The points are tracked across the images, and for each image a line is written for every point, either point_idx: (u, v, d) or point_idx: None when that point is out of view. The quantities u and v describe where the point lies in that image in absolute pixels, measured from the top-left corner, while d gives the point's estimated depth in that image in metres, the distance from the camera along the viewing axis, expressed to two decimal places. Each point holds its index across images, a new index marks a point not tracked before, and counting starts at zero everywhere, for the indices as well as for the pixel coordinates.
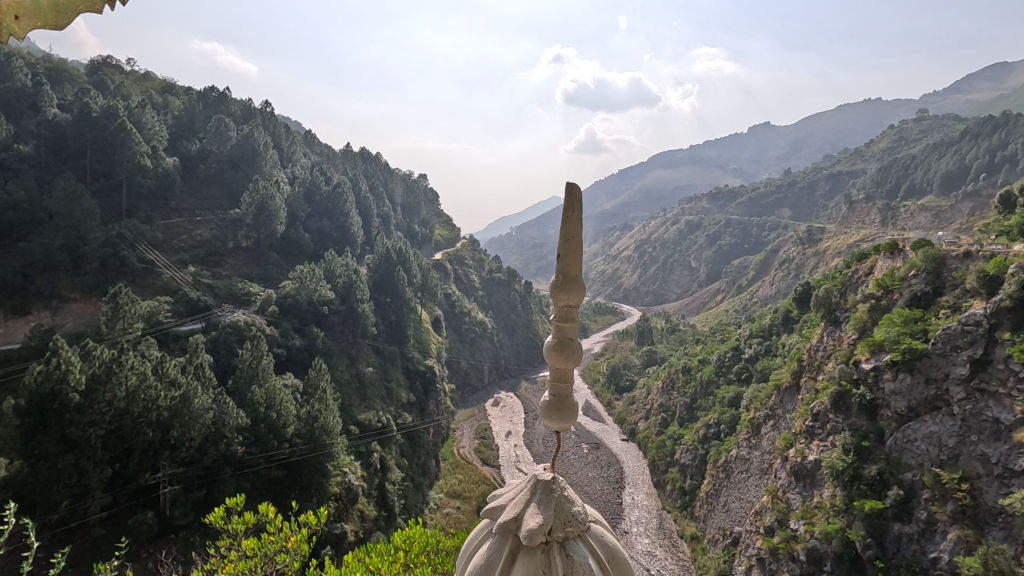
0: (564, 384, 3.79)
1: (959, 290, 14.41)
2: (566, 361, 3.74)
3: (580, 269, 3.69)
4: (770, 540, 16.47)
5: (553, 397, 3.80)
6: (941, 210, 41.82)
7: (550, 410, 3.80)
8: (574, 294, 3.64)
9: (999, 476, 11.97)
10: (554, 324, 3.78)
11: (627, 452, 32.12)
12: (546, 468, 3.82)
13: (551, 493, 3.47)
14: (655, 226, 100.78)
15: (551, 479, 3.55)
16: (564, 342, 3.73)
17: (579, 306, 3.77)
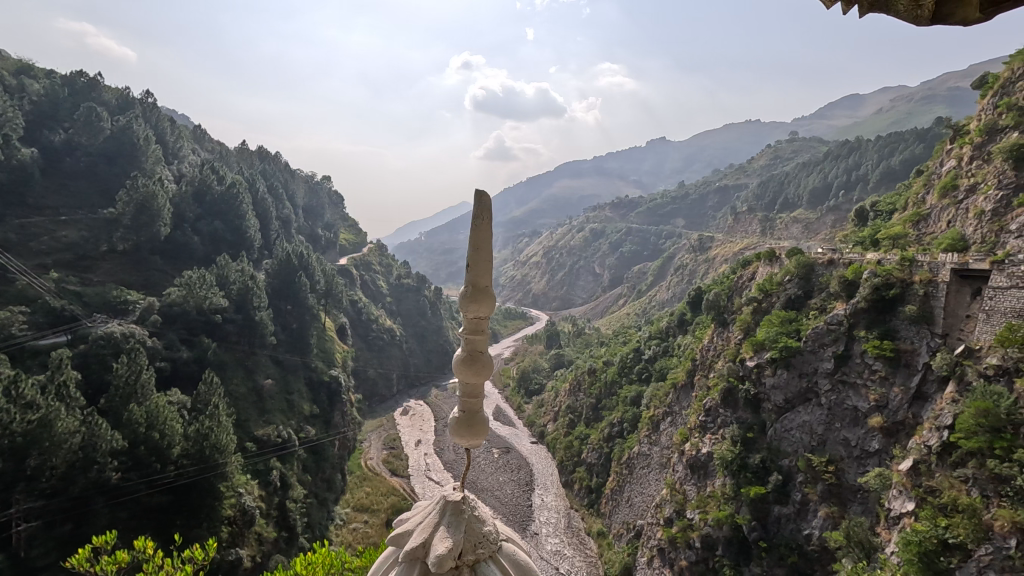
0: (474, 399, 3.72)
1: (824, 294, 16.10)
2: (476, 376, 3.66)
3: (490, 280, 3.65)
4: (669, 530, 17.39)
5: (463, 413, 3.71)
6: (810, 223, 46.92)
7: (459, 427, 3.71)
8: (484, 306, 3.57)
9: (858, 457, 13.59)
10: (464, 337, 3.69)
11: (536, 455, 32.62)
12: (455, 487, 3.74)
13: (461, 514, 3.39)
14: (561, 234, 104.00)
15: (461, 500, 3.47)
16: (474, 355, 3.66)
17: (490, 317, 3.70)
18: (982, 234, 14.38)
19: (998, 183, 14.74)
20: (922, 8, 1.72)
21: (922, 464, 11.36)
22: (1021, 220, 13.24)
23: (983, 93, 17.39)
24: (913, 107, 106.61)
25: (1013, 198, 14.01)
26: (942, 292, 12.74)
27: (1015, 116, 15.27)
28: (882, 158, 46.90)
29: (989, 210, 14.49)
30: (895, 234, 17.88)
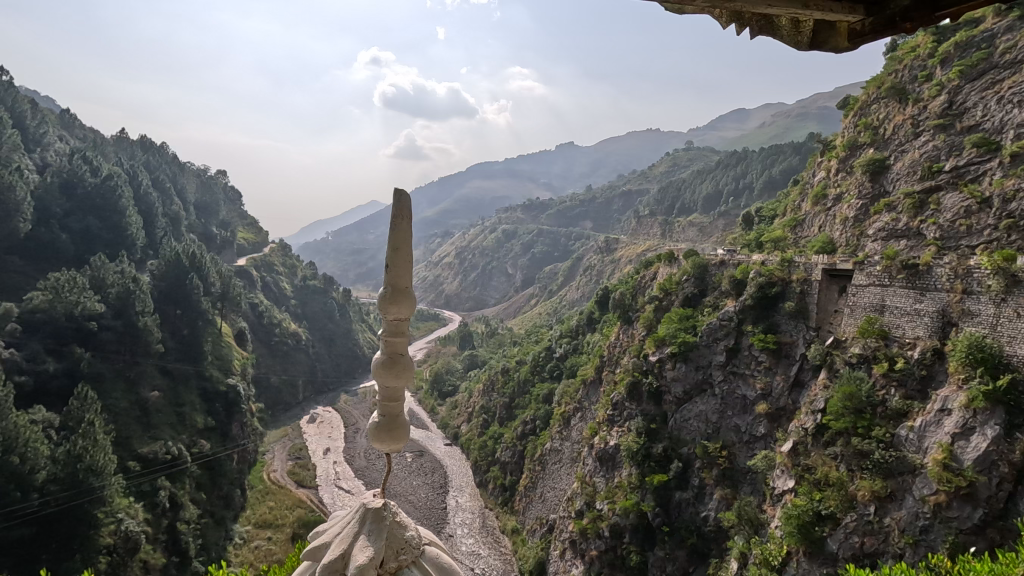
0: (394, 403, 3.60)
1: (717, 292, 17.42)
2: (396, 379, 3.56)
3: (410, 282, 3.60)
4: (580, 522, 17.91)
5: (382, 417, 3.58)
6: (704, 227, 50.54)
7: (379, 432, 3.58)
8: (405, 307, 3.49)
9: (747, 441, 14.84)
10: (384, 339, 3.58)
11: (451, 457, 32.43)
12: (375, 494, 3.62)
13: (382, 521, 3.28)
14: (474, 234, 104.13)
15: (382, 506, 3.36)
16: (394, 358, 3.56)
17: (411, 318, 3.61)
18: (846, 238, 16.26)
19: (858, 193, 16.72)
20: (800, 35, 2.45)
21: (800, 445, 12.56)
22: (876, 226, 15.11)
23: (846, 113, 19.68)
24: (789, 124, 118.34)
25: (870, 207, 15.98)
26: (815, 290, 14.25)
27: (871, 134, 17.41)
28: (765, 168, 51.64)
29: (852, 217, 16.42)
30: (777, 238, 19.74)
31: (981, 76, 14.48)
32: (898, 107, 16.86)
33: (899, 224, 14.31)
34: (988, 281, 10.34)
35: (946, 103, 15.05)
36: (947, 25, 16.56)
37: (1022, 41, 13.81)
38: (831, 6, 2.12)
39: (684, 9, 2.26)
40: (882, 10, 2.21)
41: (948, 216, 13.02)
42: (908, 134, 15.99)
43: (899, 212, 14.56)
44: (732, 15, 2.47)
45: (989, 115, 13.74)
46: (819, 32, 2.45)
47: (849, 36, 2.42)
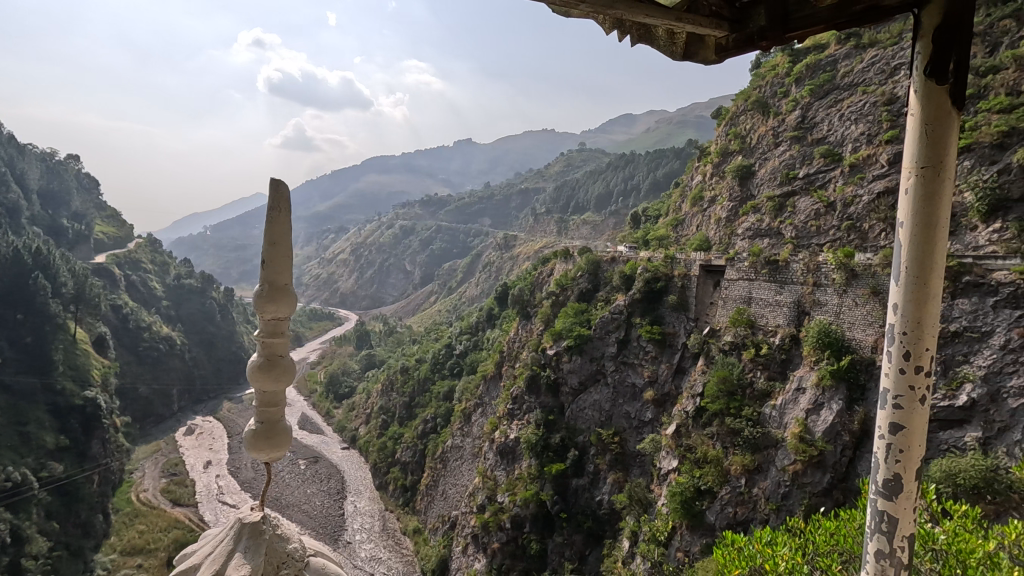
0: (274, 409, 3.24)
1: (608, 288, 18.40)
2: (275, 383, 3.19)
3: (290, 278, 3.24)
4: (482, 516, 18.04)
5: (260, 424, 3.21)
6: (596, 225, 53.02)
7: (256, 442, 3.21)
8: (284, 306, 3.14)
9: (637, 426, 15.83)
10: (259, 341, 3.18)
11: (348, 461, 31.23)
12: (254, 505, 3.36)
13: (260, 536, 3.06)
14: (370, 230, 100.80)
15: (260, 520, 3.13)
16: (273, 361, 3.18)
17: (291, 317, 3.26)
18: (719, 236, 17.84)
19: (729, 195, 18.43)
20: (675, 43, 2.67)
21: (682, 427, 13.60)
22: (744, 226, 16.75)
23: (718, 122, 21.57)
24: (670, 130, 127.38)
25: (739, 208, 17.70)
26: (693, 284, 15.50)
27: (740, 142, 19.22)
28: (649, 170, 55.14)
29: (724, 217, 18.05)
30: (661, 236, 21.22)
31: (827, 94, 16.53)
32: (762, 119, 18.76)
33: (763, 224, 15.99)
34: (833, 275, 11.79)
35: (799, 117, 17.02)
36: (800, 48, 18.69)
37: (857, 67, 16.00)
38: (702, 21, 2.29)
39: (571, 12, 2.32)
40: (744, 27, 2.44)
41: (802, 217, 14.80)
42: (769, 143, 17.87)
43: (762, 213, 16.28)
44: (615, 20, 2.60)
45: (833, 129, 15.71)
46: (690, 43, 2.65)
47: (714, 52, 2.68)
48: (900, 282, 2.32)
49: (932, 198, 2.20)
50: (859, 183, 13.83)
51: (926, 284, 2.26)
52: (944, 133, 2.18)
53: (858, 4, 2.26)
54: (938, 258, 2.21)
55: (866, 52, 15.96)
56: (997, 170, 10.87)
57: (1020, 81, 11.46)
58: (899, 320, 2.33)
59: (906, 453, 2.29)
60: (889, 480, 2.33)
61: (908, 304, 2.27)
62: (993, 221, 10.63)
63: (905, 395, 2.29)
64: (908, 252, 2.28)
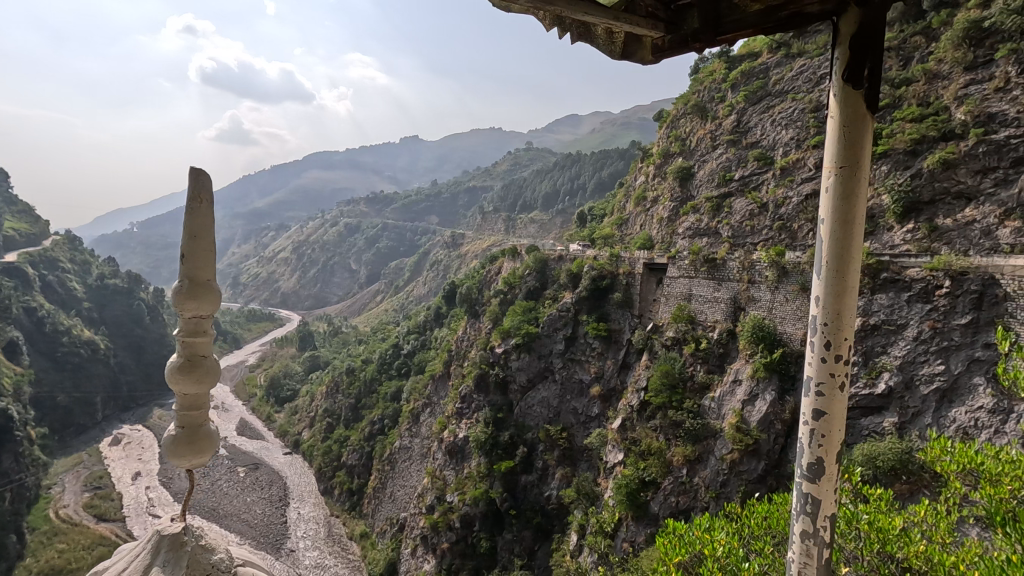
0: (197, 412, 3.04)
1: (555, 286, 18.66)
2: (198, 385, 2.99)
3: (213, 274, 3.06)
4: (431, 517, 17.85)
5: (181, 430, 3.00)
6: (543, 224, 53.55)
7: (176, 449, 3.00)
8: (206, 303, 2.96)
9: (584, 421, 16.13)
10: (179, 340, 2.97)
11: (290, 466, 30.17)
12: (178, 514, 3.15)
13: (182, 548, 2.86)
14: (312, 227, 97.69)
15: (181, 532, 2.94)
16: (194, 361, 2.99)
17: (215, 315, 3.08)
18: (662, 235, 18.44)
19: (671, 196, 19.07)
20: (614, 43, 2.72)
21: (627, 420, 13.95)
22: (685, 225, 17.36)
23: (660, 124, 22.24)
24: (614, 131, 130.34)
25: (680, 208, 18.34)
26: (637, 281, 15.94)
27: (680, 144, 19.89)
28: (595, 170, 56.22)
29: (666, 217, 18.68)
30: (606, 235, 21.69)
31: (760, 101, 17.35)
32: (701, 123, 19.49)
33: (702, 224, 16.66)
34: (766, 272, 12.38)
35: (735, 122, 17.79)
36: (735, 56, 19.54)
37: (787, 75, 16.89)
38: (639, 21, 2.35)
39: (511, 8, 2.32)
40: (679, 30, 2.53)
41: (738, 217, 15.51)
42: (707, 146, 18.59)
43: (702, 213, 16.94)
44: (555, 18, 2.62)
45: (765, 133, 16.51)
46: (629, 44, 2.72)
47: (651, 53, 2.75)
48: (821, 276, 2.45)
49: (849, 197, 2.33)
50: (789, 185, 14.61)
51: (844, 278, 2.40)
52: (860, 135, 2.31)
53: (784, 11, 2.37)
54: (856, 253, 2.35)
55: (796, 62, 16.89)
56: (911, 175, 11.77)
57: (929, 93, 12.44)
58: (820, 313, 2.47)
59: (827, 437, 2.43)
60: (813, 463, 2.47)
61: (828, 297, 2.40)
62: (907, 222, 11.56)
63: (827, 383, 2.42)
64: (827, 247, 2.41)
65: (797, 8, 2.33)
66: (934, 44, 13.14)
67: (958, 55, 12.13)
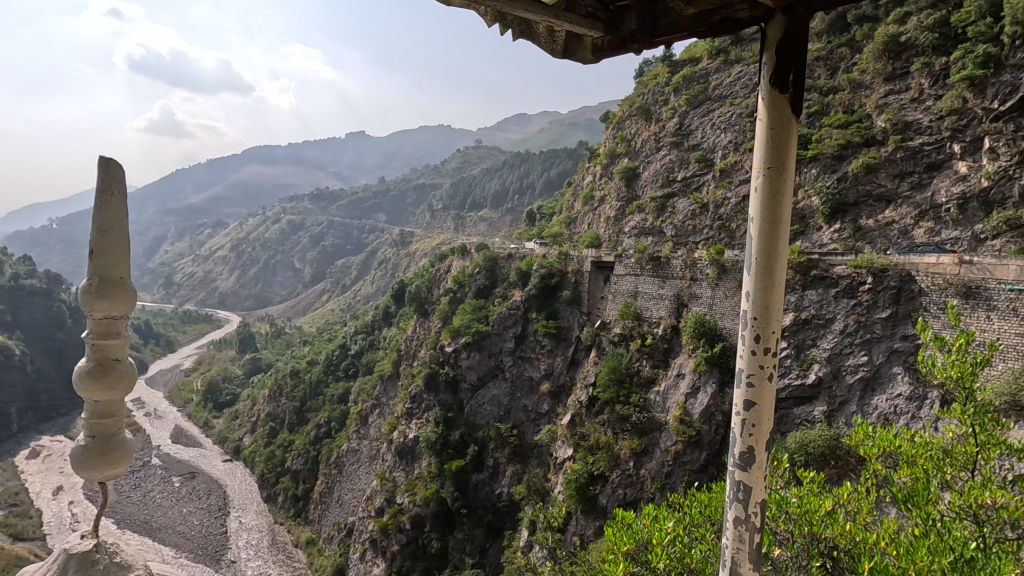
0: (109, 420, 2.87)
1: (505, 284, 18.73)
2: (111, 392, 2.81)
3: (127, 273, 2.88)
4: (380, 519, 17.51)
5: (91, 439, 2.82)
6: (493, 222, 53.62)
7: (86, 460, 2.81)
8: (119, 303, 2.78)
9: (534, 418, 16.28)
10: (88, 343, 2.79)
11: (230, 474, 28.88)
12: (90, 531, 2.95)
13: (91, 567, 2.68)
14: (253, 225, 93.78)
15: (90, 549, 2.75)
16: (105, 365, 2.80)
17: (129, 316, 2.89)
18: (609, 234, 18.88)
19: (617, 195, 19.51)
20: (555, 41, 2.75)
21: (576, 416, 14.17)
22: (631, 224, 17.80)
23: (606, 125, 22.69)
24: (562, 131, 131.78)
25: (626, 208, 18.80)
26: (585, 279, 16.23)
27: (626, 145, 20.35)
28: (543, 169, 56.72)
29: (613, 216, 19.12)
30: (555, 234, 21.96)
31: (700, 105, 17.98)
32: (646, 125, 20.01)
33: (647, 223, 17.17)
34: (706, 270, 12.86)
35: (677, 124, 18.36)
36: (677, 60, 20.18)
37: (726, 81, 17.59)
38: (579, 21, 2.40)
39: (451, 2, 2.29)
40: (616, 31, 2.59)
41: (681, 217, 16.06)
42: (652, 147, 19.12)
43: (647, 212, 17.44)
44: (496, 14, 2.62)
45: (705, 136, 17.13)
46: (569, 42, 2.76)
47: (592, 52, 2.81)
48: (752, 272, 2.53)
49: (776, 196, 2.40)
50: (728, 186, 15.22)
51: (771, 274, 2.48)
52: (786, 137, 2.39)
53: (716, 16, 2.44)
54: (781, 250, 2.43)
55: (733, 68, 17.62)
56: (837, 178, 12.51)
57: (853, 102, 13.25)
58: (750, 307, 2.55)
59: (757, 427, 2.52)
60: (744, 452, 2.57)
61: (757, 292, 2.49)
62: (834, 222, 12.30)
63: (756, 374, 2.51)
64: (757, 243, 2.48)
65: (727, 13, 2.40)
66: (857, 56, 14.00)
67: (879, 67, 12.99)
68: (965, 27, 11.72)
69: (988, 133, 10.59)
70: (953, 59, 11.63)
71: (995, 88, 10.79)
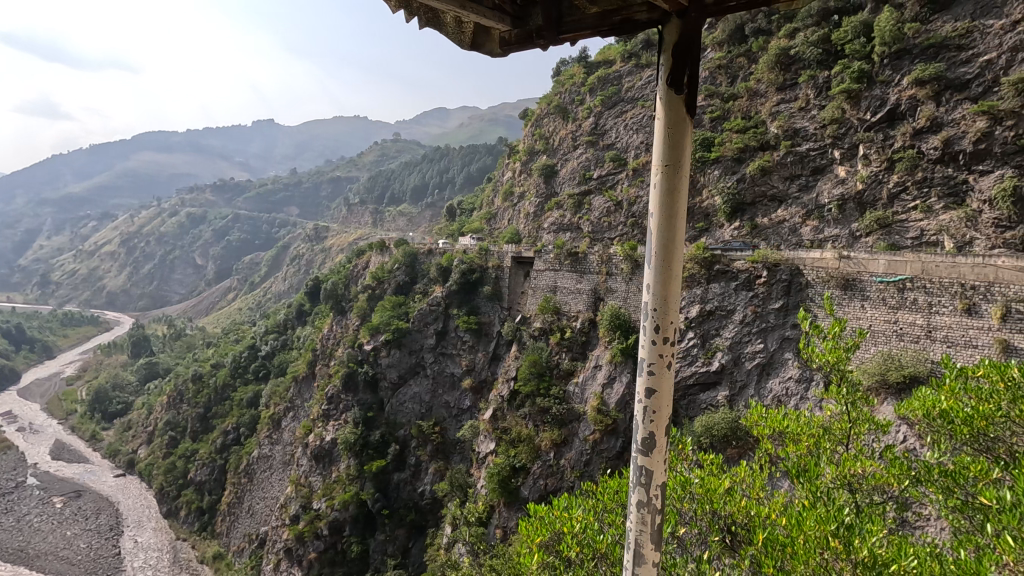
0: None
1: (426, 280, 18.49)
2: None
3: None
4: (295, 527, 16.73)
5: None
6: (412, 217, 52.81)
7: None
8: None
9: (456, 414, 16.24)
10: None
11: (123, 491, 26.43)
12: None
13: None
14: (146, 217, 85.93)
15: None
16: None
17: None
18: (529, 230, 19.22)
19: (537, 192, 19.83)
20: (463, 32, 2.76)
21: (498, 411, 14.30)
22: (550, 221, 18.24)
23: (525, 122, 22.93)
24: (482, 126, 131.75)
25: (545, 204, 19.17)
26: (506, 275, 16.39)
27: (544, 142, 20.72)
28: (464, 165, 56.49)
29: (533, 212, 19.46)
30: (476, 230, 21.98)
31: (614, 106, 18.64)
32: (563, 123, 20.48)
33: (565, 219, 17.63)
34: (622, 264, 13.38)
35: (593, 124, 18.92)
36: (592, 62, 20.77)
37: (638, 84, 18.37)
38: (484, 12, 2.39)
39: None
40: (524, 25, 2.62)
41: (597, 214, 16.61)
42: (569, 146, 19.58)
43: (565, 209, 17.90)
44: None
45: (619, 137, 17.81)
46: (477, 34, 2.77)
47: (499, 45, 2.83)
48: (651, 267, 2.62)
49: (674, 192, 2.50)
50: (640, 185, 15.91)
51: (669, 268, 2.58)
52: (680, 136, 2.48)
53: (616, 16, 2.52)
54: (679, 245, 2.54)
55: (644, 72, 18.43)
56: (736, 179, 13.46)
57: (750, 109, 14.30)
58: (650, 299, 2.65)
59: (657, 414, 2.63)
60: (646, 438, 2.67)
61: (656, 285, 2.58)
62: (734, 220, 13.23)
63: (656, 363, 2.63)
64: (656, 238, 2.57)
65: (627, 13, 2.49)
66: (754, 66, 15.08)
67: (772, 77, 14.08)
68: (844, 45, 12.99)
69: (863, 140, 11.84)
70: (834, 73, 12.87)
71: (868, 101, 12.09)
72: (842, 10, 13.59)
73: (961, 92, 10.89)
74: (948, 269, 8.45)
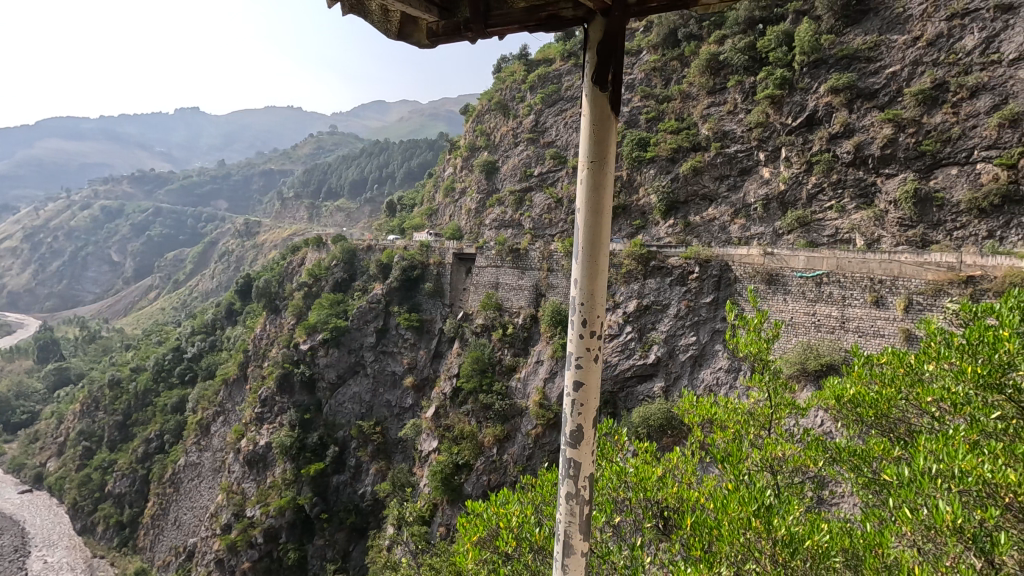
0: None
1: (365, 277, 18.05)
2: None
3: None
4: (227, 537, 15.92)
5: None
6: (350, 212, 51.42)
7: None
8: None
9: (398, 413, 15.96)
10: None
11: (30, 509, 24.28)
12: None
13: None
14: (53, 210, 78.97)
15: None
16: None
17: None
18: (470, 227, 19.14)
19: (478, 188, 19.76)
20: (389, 22, 2.68)
21: (441, 408, 14.19)
22: (492, 217, 18.25)
23: (466, 118, 22.76)
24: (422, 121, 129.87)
25: (486, 201, 19.15)
26: (447, 272, 16.24)
27: (485, 138, 20.67)
28: (404, 159, 55.53)
29: (474, 209, 19.40)
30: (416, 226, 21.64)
31: (554, 104, 18.84)
32: (504, 120, 20.51)
33: (507, 215, 17.70)
34: (562, 261, 13.57)
35: (534, 121, 19.05)
36: (533, 59, 20.87)
37: (577, 83, 18.65)
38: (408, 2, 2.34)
39: None
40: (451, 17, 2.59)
41: (538, 211, 16.78)
42: (509, 142, 19.63)
43: (506, 206, 17.95)
44: None
45: (559, 135, 18.04)
46: (404, 24, 2.71)
47: (427, 35, 2.78)
48: (578, 262, 2.66)
49: (599, 188, 2.55)
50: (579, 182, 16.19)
51: (596, 262, 2.63)
52: (605, 132, 2.53)
53: (544, 12, 2.54)
54: (605, 240, 2.59)
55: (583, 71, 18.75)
56: (670, 178, 13.96)
57: (682, 111, 14.86)
58: (578, 293, 2.69)
59: (584, 406, 2.69)
60: (574, 430, 2.72)
61: (584, 280, 2.62)
62: (669, 218, 13.74)
63: (583, 356, 2.68)
64: (584, 233, 2.62)
65: (553, 10, 2.52)
66: (686, 69, 15.65)
67: (703, 81, 14.68)
68: (767, 53, 13.74)
69: (784, 144, 12.59)
70: (759, 79, 13.58)
71: (789, 107, 12.84)
72: (765, 19, 14.29)
73: (870, 101, 11.78)
74: (859, 265, 9.10)
